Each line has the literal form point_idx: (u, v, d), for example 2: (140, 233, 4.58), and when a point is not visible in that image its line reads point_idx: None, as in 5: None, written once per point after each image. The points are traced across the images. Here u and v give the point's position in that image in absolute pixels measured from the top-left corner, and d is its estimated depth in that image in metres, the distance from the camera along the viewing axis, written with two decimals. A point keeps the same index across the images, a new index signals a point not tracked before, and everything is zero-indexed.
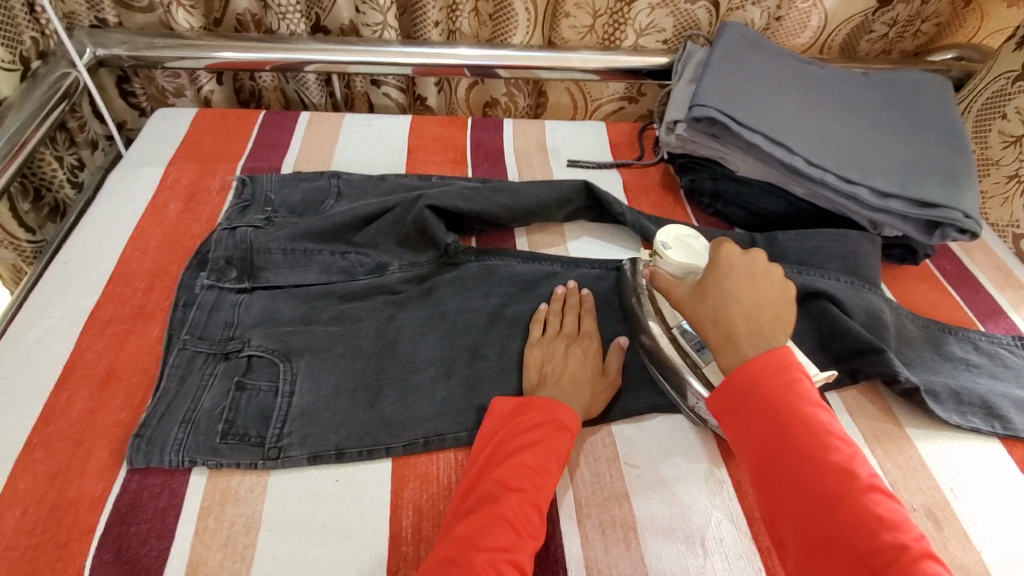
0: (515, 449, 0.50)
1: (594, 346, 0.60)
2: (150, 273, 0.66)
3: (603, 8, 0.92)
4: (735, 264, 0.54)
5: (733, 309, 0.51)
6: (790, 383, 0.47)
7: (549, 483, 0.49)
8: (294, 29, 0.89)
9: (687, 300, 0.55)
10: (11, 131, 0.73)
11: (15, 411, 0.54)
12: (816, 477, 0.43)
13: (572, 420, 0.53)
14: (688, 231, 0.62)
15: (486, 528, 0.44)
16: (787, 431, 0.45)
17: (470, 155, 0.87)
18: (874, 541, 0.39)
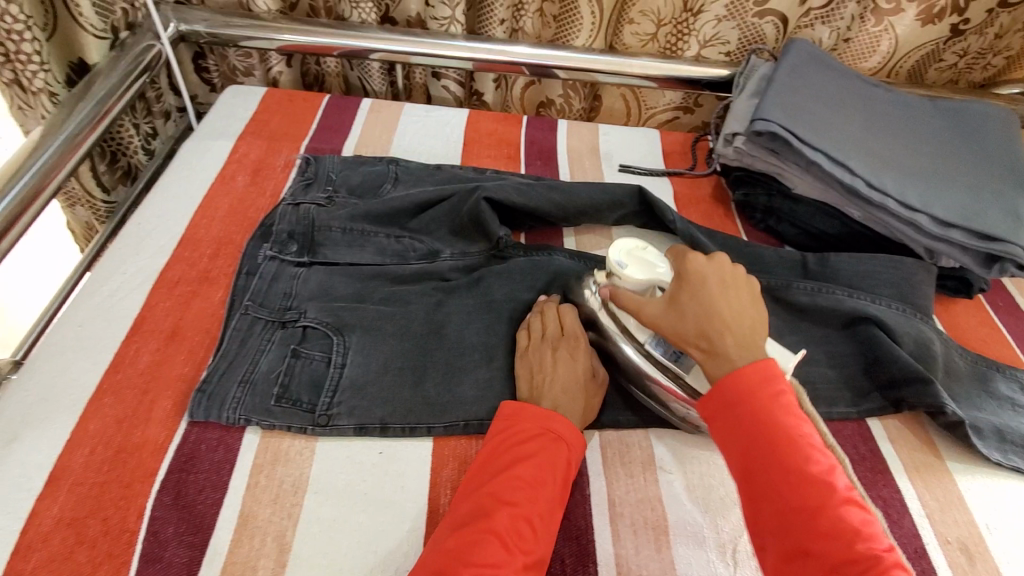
0: (509, 463, 0.49)
1: (581, 348, 0.60)
2: (217, 240, 0.70)
3: (668, 17, 0.92)
4: (707, 274, 0.53)
5: (718, 326, 0.50)
6: (776, 394, 0.46)
7: (545, 495, 0.48)
8: (365, 18, 0.92)
9: (664, 318, 0.52)
10: (96, 101, 0.75)
11: (89, 357, 0.57)
12: (801, 511, 0.41)
13: (567, 429, 0.52)
14: (637, 242, 0.60)
15: (475, 544, 0.44)
16: (776, 461, 0.43)
17: (524, 152, 0.89)
18: (849, 553, 0.39)
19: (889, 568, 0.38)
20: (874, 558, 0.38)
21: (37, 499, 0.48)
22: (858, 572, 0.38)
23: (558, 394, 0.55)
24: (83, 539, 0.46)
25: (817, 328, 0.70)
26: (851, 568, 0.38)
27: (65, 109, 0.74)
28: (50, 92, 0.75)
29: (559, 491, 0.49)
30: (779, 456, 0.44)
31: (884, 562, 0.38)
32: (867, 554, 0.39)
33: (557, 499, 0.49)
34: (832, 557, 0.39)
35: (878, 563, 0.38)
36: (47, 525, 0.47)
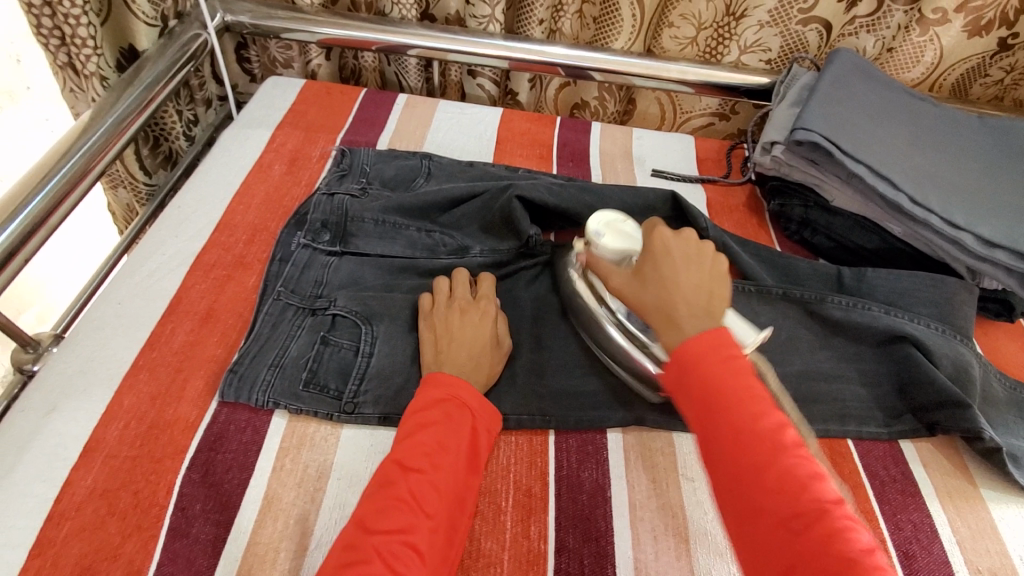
0: (413, 431, 0.49)
1: (488, 311, 0.61)
2: (252, 227, 0.71)
3: (709, 21, 0.91)
4: (671, 245, 0.52)
5: (675, 294, 0.49)
6: (725, 357, 0.44)
7: (452, 460, 0.48)
8: (405, 14, 0.93)
9: (628, 287, 0.53)
10: (143, 87, 0.77)
11: (127, 334, 0.59)
12: (749, 471, 0.40)
13: (474, 396, 0.53)
14: (618, 215, 0.64)
15: (380, 510, 0.44)
16: (720, 423, 0.42)
17: (556, 153, 0.88)
18: (800, 507, 0.37)
19: (837, 521, 0.36)
20: (822, 511, 0.37)
21: (72, 469, 0.49)
22: (805, 526, 0.37)
23: (461, 359, 0.56)
24: (114, 510, 0.47)
25: (851, 343, 0.68)
26: (800, 522, 0.37)
27: (114, 93, 0.76)
28: (102, 76, 0.77)
29: (466, 456, 0.49)
30: (730, 416, 0.41)
31: (829, 514, 0.37)
32: (817, 507, 0.37)
33: (466, 465, 0.49)
34: (783, 512, 0.38)
35: (828, 516, 0.37)
36: (80, 494, 0.48)
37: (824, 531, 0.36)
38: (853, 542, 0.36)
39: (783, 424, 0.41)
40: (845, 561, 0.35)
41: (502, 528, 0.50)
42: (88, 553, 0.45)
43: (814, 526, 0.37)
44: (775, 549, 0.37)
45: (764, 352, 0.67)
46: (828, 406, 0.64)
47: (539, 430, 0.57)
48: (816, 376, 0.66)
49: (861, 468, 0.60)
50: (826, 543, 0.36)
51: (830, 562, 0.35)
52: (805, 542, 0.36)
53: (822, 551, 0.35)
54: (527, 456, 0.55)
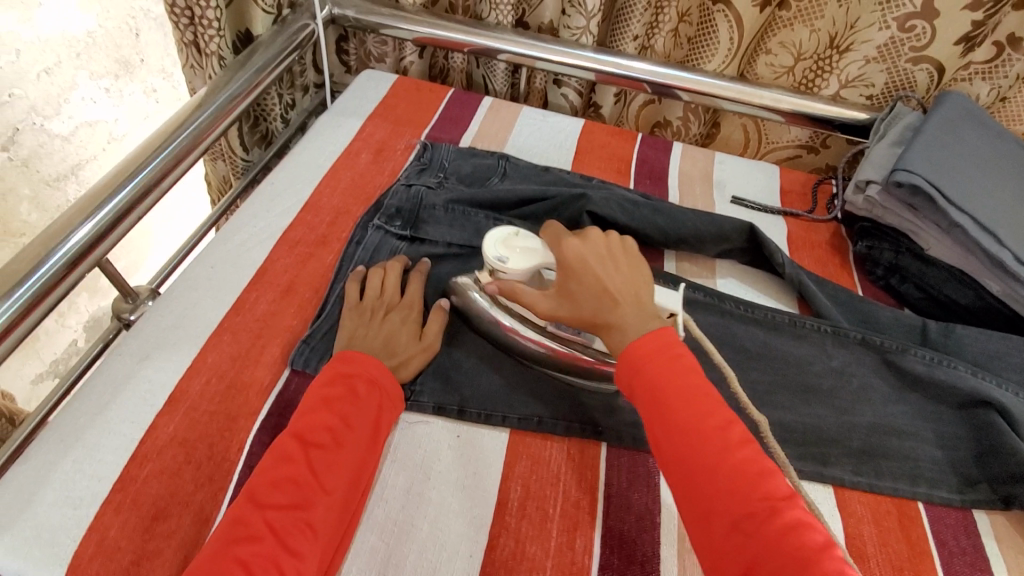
0: (318, 408, 0.50)
1: (414, 309, 0.62)
2: (336, 210, 0.74)
3: (810, 51, 0.89)
4: (584, 253, 0.54)
5: (611, 297, 0.51)
6: (676, 358, 0.47)
7: (355, 436, 0.50)
8: (502, 20, 0.94)
9: (557, 307, 0.54)
10: (251, 73, 0.81)
11: (216, 296, 0.63)
12: (707, 468, 0.42)
13: (383, 374, 0.54)
14: (509, 230, 0.59)
15: (275, 485, 0.46)
16: (680, 421, 0.44)
17: (635, 169, 0.88)
18: (750, 506, 0.40)
19: (787, 517, 0.39)
20: (770, 510, 0.40)
21: (157, 414, 0.53)
22: (755, 524, 0.40)
23: (375, 344, 0.57)
24: (190, 459, 0.51)
25: (929, 401, 0.64)
26: (750, 521, 0.40)
27: (228, 73, 0.81)
28: (220, 55, 0.82)
29: (371, 433, 0.51)
30: (683, 423, 0.44)
31: (780, 511, 0.40)
32: (767, 506, 0.40)
33: (369, 442, 0.51)
34: (735, 514, 0.41)
35: (774, 514, 0.40)
36: (162, 439, 0.51)
37: (773, 529, 0.39)
38: (808, 537, 0.39)
39: (730, 422, 0.44)
40: (795, 556, 0.38)
41: (546, 534, 0.50)
42: (164, 495, 0.48)
43: (764, 523, 0.39)
44: (732, 545, 0.40)
45: (832, 397, 0.64)
46: (899, 463, 0.60)
47: (591, 443, 0.57)
48: (887, 430, 0.62)
49: (928, 536, 0.57)
50: (773, 540, 0.39)
51: (787, 554, 0.38)
52: (757, 538, 0.39)
53: (780, 544, 0.38)
54: (577, 467, 0.55)
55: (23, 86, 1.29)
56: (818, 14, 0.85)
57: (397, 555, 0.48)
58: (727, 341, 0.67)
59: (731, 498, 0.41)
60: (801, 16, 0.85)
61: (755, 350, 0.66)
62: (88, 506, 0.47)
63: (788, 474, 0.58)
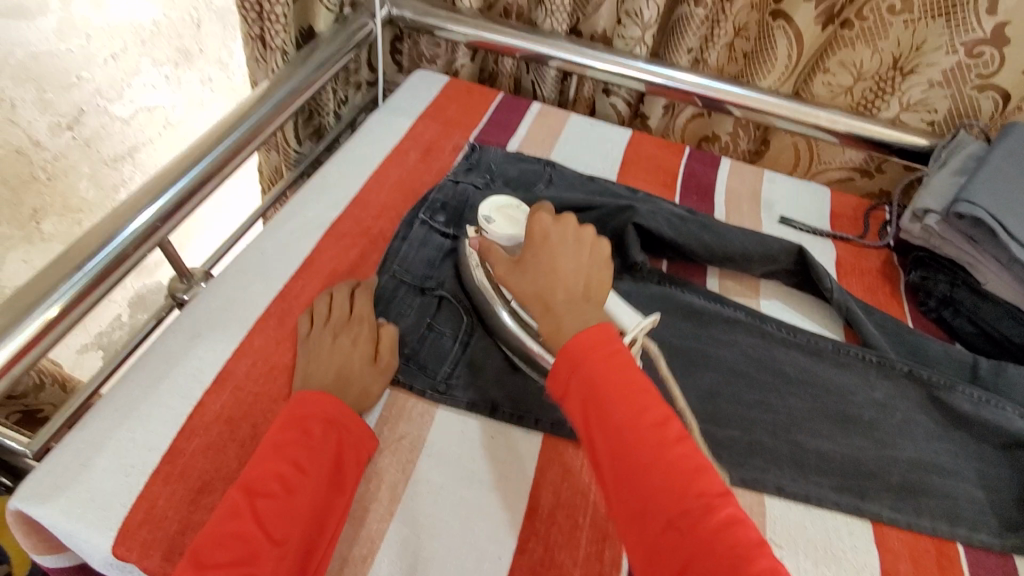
0: (265, 454, 0.47)
1: (366, 331, 0.59)
2: (383, 205, 0.76)
3: (870, 72, 0.87)
4: (550, 232, 0.54)
5: (553, 284, 0.51)
6: (614, 353, 0.45)
7: (309, 480, 0.47)
8: (556, 27, 0.95)
9: (511, 274, 0.54)
10: (311, 68, 0.84)
11: (265, 282, 0.65)
12: (644, 469, 0.40)
13: (340, 410, 0.51)
14: (510, 201, 0.66)
15: (217, 543, 0.43)
16: (615, 418, 0.42)
17: (681, 182, 0.87)
18: (685, 505, 0.39)
19: (721, 514, 0.38)
20: (706, 506, 0.38)
21: (206, 391, 0.55)
22: (690, 523, 0.38)
23: (327, 378, 0.55)
24: (235, 437, 0.53)
25: (974, 440, 0.62)
26: (685, 520, 0.38)
27: (289, 68, 0.83)
28: (284, 50, 0.85)
29: (330, 472, 0.48)
30: (616, 420, 0.42)
31: (714, 509, 0.38)
32: (701, 504, 0.38)
33: (326, 483, 0.48)
34: (668, 512, 0.39)
35: (711, 511, 0.38)
36: (209, 416, 0.53)
37: (706, 529, 0.37)
38: (742, 537, 0.37)
39: (667, 419, 0.42)
40: (729, 553, 0.36)
41: (574, 543, 0.51)
42: (209, 470, 0.50)
43: (696, 522, 0.38)
44: (664, 545, 0.38)
45: (873, 429, 0.62)
46: (940, 503, 0.58)
47: None
48: (930, 468, 0.60)
49: None
50: (706, 539, 0.37)
51: (718, 554, 0.36)
52: (692, 537, 0.37)
53: (710, 543, 0.37)
54: None
55: (91, 70, 1.34)
56: (884, 35, 0.83)
57: (426, 551, 0.49)
58: (766, 363, 0.66)
59: (663, 497, 0.39)
60: (865, 37, 0.83)
61: (796, 374, 0.65)
62: (138, 474, 0.49)
63: (823, 505, 0.57)
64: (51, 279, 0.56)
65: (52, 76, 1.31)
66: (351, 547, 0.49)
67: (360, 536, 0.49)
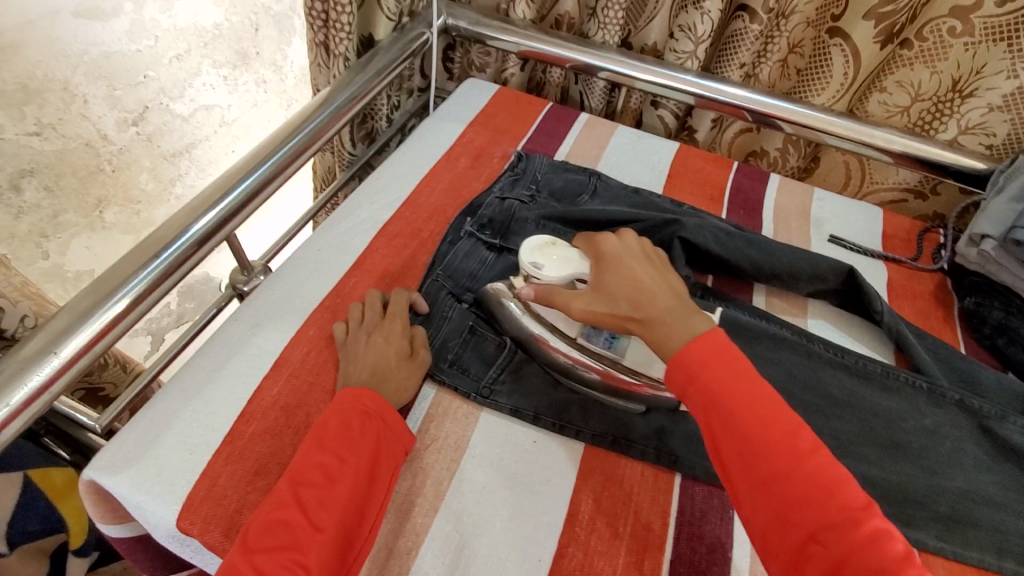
0: (310, 446, 0.49)
1: (398, 326, 0.60)
2: (433, 208, 0.78)
3: (929, 93, 0.85)
4: (619, 252, 0.61)
5: (643, 292, 0.55)
6: (736, 364, 0.47)
7: (349, 471, 0.48)
8: (607, 39, 0.96)
9: (596, 296, 0.57)
10: (370, 75, 0.87)
11: (321, 278, 0.68)
12: (781, 474, 0.42)
13: (379, 404, 0.52)
14: (545, 239, 0.65)
15: (264, 529, 0.44)
16: (744, 424, 0.44)
17: (728, 198, 0.87)
18: (830, 516, 0.40)
19: (868, 525, 0.39)
20: (852, 518, 0.39)
21: (263, 378, 0.58)
22: (837, 531, 0.39)
23: (364, 374, 0.56)
24: (290, 425, 0.55)
25: None
26: (831, 531, 0.39)
27: (349, 75, 0.87)
28: (346, 57, 0.89)
29: (370, 463, 0.49)
30: (744, 429, 0.44)
31: (857, 519, 0.39)
32: (848, 515, 0.40)
33: (366, 473, 0.49)
34: (813, 524, 0.40)
35: (856, 523, 0.39)
36: (266, 402, 0.56)
37: (855, 537, 0.39)
38: (887, 545, 0.38)
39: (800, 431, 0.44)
40: (880, 561, 0.37)
41: (614, 551, 0.51)
42: (266, 454, 0.53)
43: (841, 529, 0.39)
44: (812, 554, 0.39)
45: (921, 457, 0.60)
46: (990, 536, 0.56)
47: (664, 470, 0.57)
48: (980, 500, 0.58)
49: None
50: (858, 548, 0.38)
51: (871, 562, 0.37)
52: (840, 544, 0.39)
53: (862, 550, 0.38)
54: (649, 489, 0.56)
55: (156, 68, 1.41)
56: (943, 57, 0.81)
57: (468, 547, 0.50)
58: (811, 384, 0.65)
59: (807, 505, 0.41)
60: (923, 57, 0.82)
61: (843, 397, 0.64)
62: (202, 453, 0.52)
63: None
64: (132, 265, 0.60)
65: (122, 74, 1.38)
66: (397, 538, 0.50)
67: (407, 529, 0.51)
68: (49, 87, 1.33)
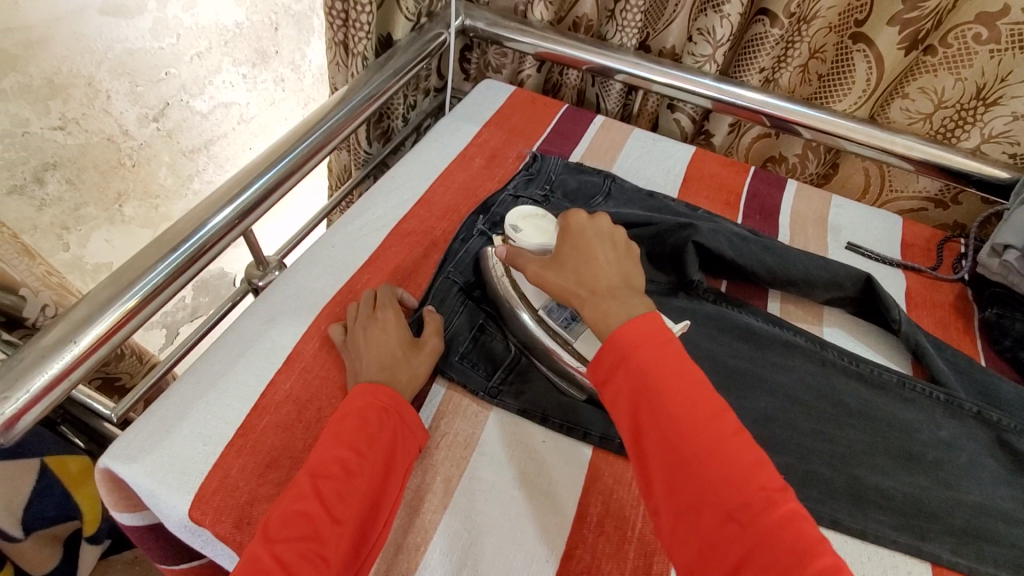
0: (329, 440, 0.50)
1: (392, 319, 0.60)
2: (447, 208, 0.78)
3: (952, 101, 0.84)
4: (585, 228, 0.57)
5: (595, 274, 0.53)
6: (666, 345, 0.45)
7: (368, 465, 0.49)
8: (625, 42, 0.96)
9: (551, 269, 0.55)
10: (388, 75, 0.88)
11: (335, 274, 0.68)
12: (703, 459, 0.40)
13: (397, 400, 0.53)
14: (535, 211, 0.66)
15: (285, 520, 0.45)
16: (669, 408, 0.42)
17: (744, 203, 0.86)
18: (746, 497, 0.39)
19: (782, 509, 0.38)
20: (766, 501, 0.38)
21: (276, 371, 0.58)
22: (750, 515, 0.38)
23: (371, 369, 0.56)
24: (302, 418, 0.56)
25: None
26: (744, 512, 0.38)
27: (367, 74, 0.87)
28: (364, 57, 0.89)
29: (388, 458, 0.50)
30: (670, 413, 0.42)
31: (774, 503, 0.38)
32: (761, 497, 0.39)
33: (384, 469, 0.49)
34: (727, 505, 0.39)
35: (770, 506, 0.38)
36: (279, 396, 0.57)
37: (768, 521, 0.37)
38: (799, 531, 0.37)
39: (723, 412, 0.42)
40: (793, 548, 0.36)
41: (622, 555, 0.51)
42: (278, 447, 0.54)
43: (757, 517, 0.38)
44: (722, 541, 0.38)
45: (937, 469, 0.59)
46: (1010, 553, 0.55)
47: None
48: (999, 515, 0.57)
49: None
50: (766, 535, 0.37)
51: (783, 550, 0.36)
52: (750, 530, 0.37)
53: (776, 536, 0.37)
54: None
55: (178, 66, 1.36)
56: (967, 63, 0.79)
57: (475, 546, 0.50)
58: (825, 392, 0.64)
59: (724, 490, 0.39)
60: (947, 63, 0.81)
61: (858, 406, 0.63)
62: (215, 444, 0.53)
63: (880, 542, 0.55)
64: (151, 258, 0.61)
65: (143, 71, 1.31)
66: (405, 534, 0.50)
67: (415, 525, 0.51)
68: (75, 83, 1.20)
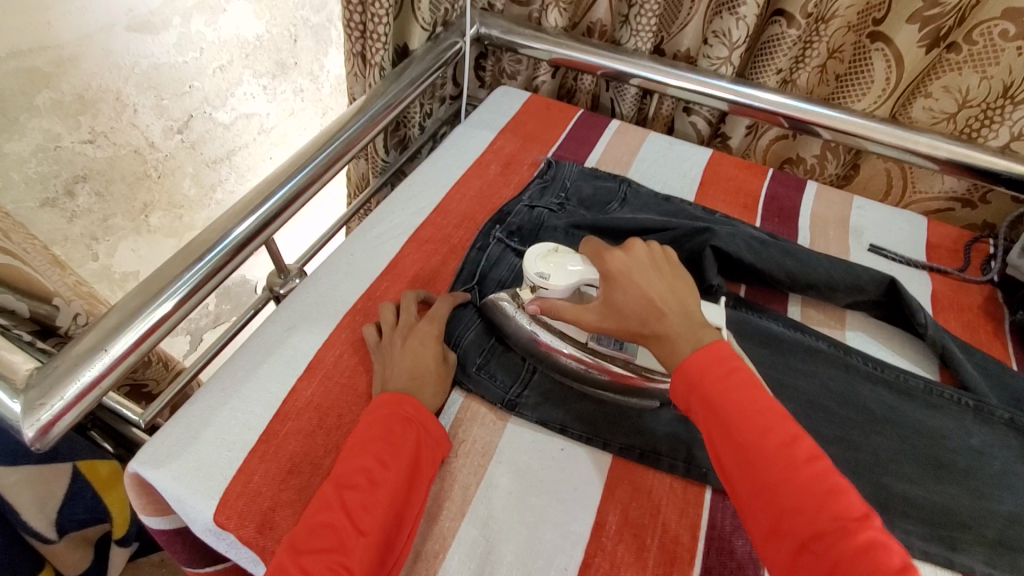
0: (352, 451, 0.50)
1: (428, 329, 0.61)
2: (464, 215, 0.79)
3: (977, 99, 0.82)
4: (627, 265, 0.55)
5: (656, 314, 0.51)
6: (733, 372, 0.46)
7: (390, 476, 0.49)
8: (639, 46, 0.96)
9: (605, 315, 0.54)
10: (404, 84, 0.89)
11: (354, 281, 0.69)
12: (775, 479, 0.42)
13: (421, 412, 0.54)
14: (548, 248, 0.61)
15: (311, 531, 0.46)
16: (739, 431, 0.44)
17: (762, 206, 0.85)
18: (822, 525, 0.39)
19: (864, 537, 0.38)
20: (844, 530, 0.39)
21: (298, 378, 0.59)
22: (829, 542, 0.39)
23: (400, 380, 0.56)
24: (322, 426, 0.57)
25: None
26: (821, 541, 0.39)
27: (384, 84, 0.89)
28: (382, 67, 0.91)
29: (411, 469, 0.50)
30: (746, 445, 0.43)
31: (852, 530, 0.39)
32: (843, 524, 0.39)
33: (408, 479, 0.50)
34: (805, 532, 0.40)
35: (850, 533, 0.39)
36: (301, 402, 0.58)
37: (848, 548, 0.38)
38: (885, 557, 0.37)
39: (795, 437, 0.43)
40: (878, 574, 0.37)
41: (641, 563, 0.51)
42: (299, 453, 0.54)
43: (834, 539, 0.39)
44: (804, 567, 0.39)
45: (968, 478, 0.58)
46: None
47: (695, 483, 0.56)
48: None
49: None
50: (848, 560, 0.38)
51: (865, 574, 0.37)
52: (833, 556, 0.38)
53: (857, 561, 0.37)
54: (678, 501, 0.55)
55: (201, 79, 1.39)
56: (993, 61, 0.78)
57: (494, 553, 0.50)
58: (849, 399, 0.63)
59: (800, 513, 0.40)
60: (972, 61, 0.79)
61: (883, 413, 0.62)
62: (239, 450, 0.54)
63: (909, 552, 0.53)
64: (178, 267, 0.63)
65: (168, 84, 1.35)
66: (424, 542, 0.51)
67: (434, 532, 0.51)
68: (103, 97, 1.26)
